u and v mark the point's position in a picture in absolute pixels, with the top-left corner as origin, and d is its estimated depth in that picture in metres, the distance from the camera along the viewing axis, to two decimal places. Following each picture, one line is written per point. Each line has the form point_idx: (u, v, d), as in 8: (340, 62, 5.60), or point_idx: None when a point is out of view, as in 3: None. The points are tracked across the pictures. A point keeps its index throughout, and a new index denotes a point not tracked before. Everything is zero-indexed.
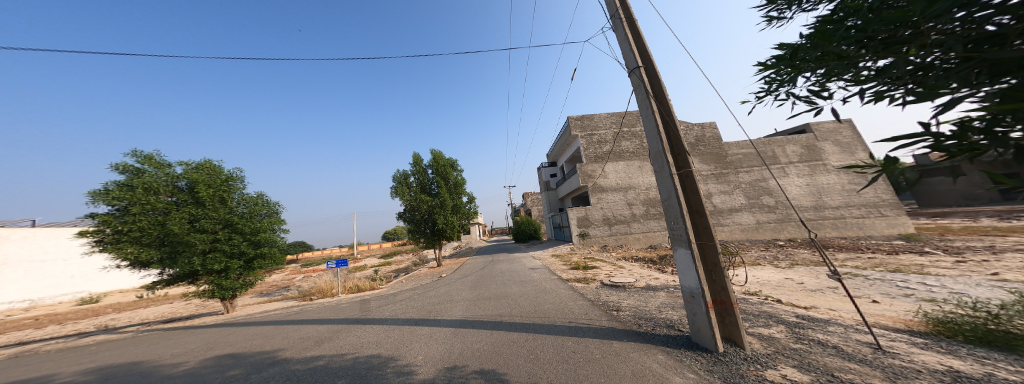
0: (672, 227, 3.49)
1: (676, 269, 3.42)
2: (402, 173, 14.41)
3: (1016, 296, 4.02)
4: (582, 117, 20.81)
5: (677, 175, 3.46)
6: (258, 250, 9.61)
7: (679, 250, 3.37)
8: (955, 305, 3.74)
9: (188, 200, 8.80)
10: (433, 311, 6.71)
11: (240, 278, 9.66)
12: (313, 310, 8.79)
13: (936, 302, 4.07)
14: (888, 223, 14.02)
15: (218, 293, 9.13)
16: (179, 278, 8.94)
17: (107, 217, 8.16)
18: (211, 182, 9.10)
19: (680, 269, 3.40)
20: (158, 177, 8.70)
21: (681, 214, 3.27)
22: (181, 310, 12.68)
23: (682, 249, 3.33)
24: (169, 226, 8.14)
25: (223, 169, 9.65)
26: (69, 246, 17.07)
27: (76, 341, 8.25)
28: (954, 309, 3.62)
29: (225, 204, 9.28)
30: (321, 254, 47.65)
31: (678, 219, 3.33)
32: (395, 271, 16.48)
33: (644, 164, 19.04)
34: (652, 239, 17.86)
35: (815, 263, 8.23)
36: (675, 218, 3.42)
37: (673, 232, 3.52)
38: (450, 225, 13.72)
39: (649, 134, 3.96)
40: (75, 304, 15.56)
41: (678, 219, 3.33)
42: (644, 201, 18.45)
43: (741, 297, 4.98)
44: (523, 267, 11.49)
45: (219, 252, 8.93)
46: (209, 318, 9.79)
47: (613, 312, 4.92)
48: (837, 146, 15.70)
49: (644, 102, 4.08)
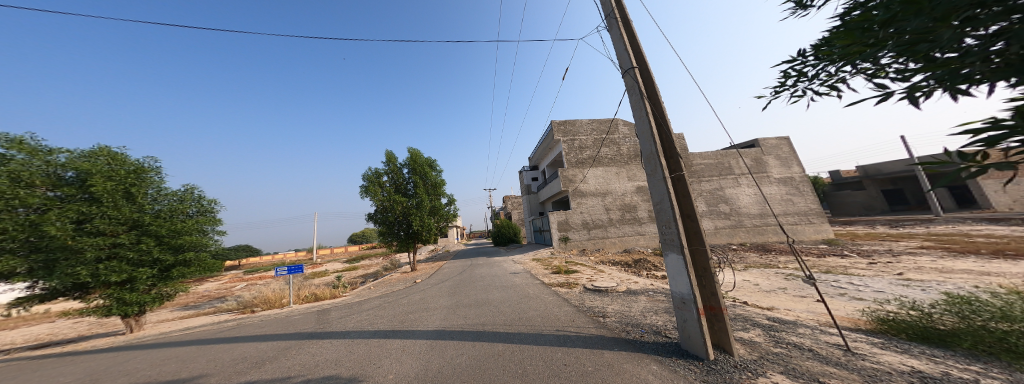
0: (664, 231, 3.52)
1: (667, 274, 3.48)
2: (374, 171, 13.38)
3: (943, 297, 4.66)
4: (565, 123, 21.27)
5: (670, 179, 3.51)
6: (178, 257, 8.22)
7: (671, 255, 3.42)
8: (893, 305, 4.26)
9: (78, 196, 7.22)
10: (406, 321, 6.21)
11: (153, 290, 8.19)
12: (254, 325, 7.67)
13: (879, 301, 4.62)
14: (815, 229, 16.21)
15: (117, 310, 7.61)
16: (56, 294, 7.31)
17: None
18: (113, 173, 7.57)
19: (671, 276, 3.45)
20: (33, 166, 7.02)
21: (675, 218, 3.31)
22: (68, 331, 10.22)
23: (674, 254, 3.38)
24: (45, 227, 6.55)
25: (129, 158, 8.12)
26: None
27: None
28: (892, 308, 4.13)
29: (134, 201, 7.80)
30: (270, 258, 43.03)
31: (671, 224, 3.38)
32: (360, 277, 15.31)
33: (622, 170, 19.94)
34: (627, 243, 18.71)
35: (766, 265, 9.17)
36: (668, 222, 3.45)
37: (664, 237, 3.57)
38: (427, 227, 13.02)
39: (642, 135, 4.01)
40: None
41: (671, 224, 3.37)
42: (620, 206, 19.29)
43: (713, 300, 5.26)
44: (500, 271, 11.30)
45: (118, 260, 7.42)
46: (105, 340, 8.03)
47: (599, 319, 4.90)
48: (778, 160, 17.82)
49: (638, 103, 4.12)
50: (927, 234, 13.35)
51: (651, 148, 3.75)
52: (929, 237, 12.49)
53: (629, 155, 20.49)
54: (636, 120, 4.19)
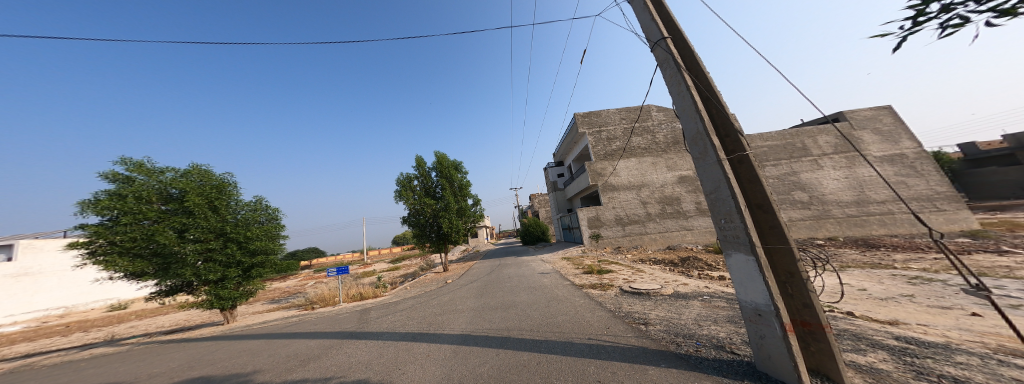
0: (724, 227, 2.67)
1: (732, 279, 2.63)
2: (405, 176, 13.84)
3: None
4: (589, 114, 20.06)
5: (729, 161, 2.67)
6: (255, 259, 9.29)
7: (735, 255, 2.57)
8: None
9: (180, 210, 8.44)
10: (434, 324, 6.02)
11: (240, 287, 9.33)
12: (309, 322, 8.22)
13: None
14: (944, 219, 12.65)
15: (218, 303, 8.74)
16: (174, 290, 8.55)
17: (99, 228, 7.83)
18: (203, 189, 8.77)
19: (738, 280, 2.59)
20: (149, 185, 8.37)
21: (739, 209, 2.46)
22: (199, 317, 12.34)
23: (740, 254, 2.52)
24: (157, 236, 7.75)
25: (215, 175, 9.34)
26: (63, 260, 17.10)
27: (79, 353, 7.81)
28: None
29: (219, 212, 8.94)
30: (334, 260, 47.87)
31: (733, 216, 2.53)
32: (402, 276, 15.98)
33: (658, 160, 18.09)
34: (670, 239, 16.72)
35: (869, 265, 7.23)
36: (728, 215, 2.60)
37: (723, 233, 2.73)
38: (456, 228, 13.08)
39: (684, 114, 3.20)
40: (104, 311, 16.23)
41: (734, 216, 2.52)
42: (660, 199, 17.38)
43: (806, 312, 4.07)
44: (530, 271, 10.74)
45: (214, 262, 8.59)
46: (207, 329, 9.36)
47: (640, 327, 4.09)
48: (874, 135, 14.42)
49: (675, 77, 3.31)
50: None
51: (697, 126, 2.94)
52: None
53: (667, 142, 18.53)
54: (673, 97, 3.39)
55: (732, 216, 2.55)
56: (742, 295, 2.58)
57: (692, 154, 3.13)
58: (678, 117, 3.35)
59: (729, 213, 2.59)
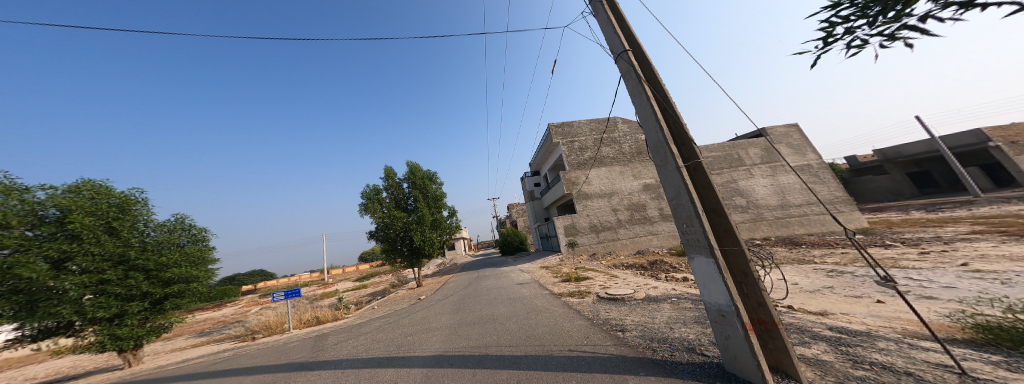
0: (686, 231, 2.81)
1: (697, 282, 2.77)
2: (373, 188, 12.90)
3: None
4: (562, 125, 20.84)
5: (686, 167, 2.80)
6: (167, 289, 8.29)
7: (698, 258, 2.70)
8: (993, 307, 3.63)
9: (58, 234, 7.16)
10: (403, 346, 5.61)
11: (146, 323, 8.19)
12: (250, 354, 7.19)
13: (968, 301, 4.05)
14: (847, 218, 15.16)
15: (111, 345, 7.52)
16: (47, 333, 7.10)
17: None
18: (95, 208, 7.62)
19: (702, 283, 2.72)
20: (8, 205, 6.87)
21: (697, 214, 2.59)
22: (90, 361, 9.63)
23: (702, 258, 2.66)
24: (19, 269, 6.37)
25: (112, 192, 8.18)
26: None
27: None
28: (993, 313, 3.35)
29: (119, 236, 7.87)
30: (285, 281, 43.10)
31: (693, 221, 2.65)
32: (369, 295, 14.87)
33: (625, 169, 19.21)
34: (640, 244, 17.74)
35: (798, 261, 8.34)
36: (689, 220, 2.73)
37: (687, 236, 2.87)
38: (429, 241, 12.51)
39: (645, 123, 3.37)
40: None
41: (693, 220, 2.65)
42: (627, 206, 18.45)
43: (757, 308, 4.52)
44: (509, 282, 10.64)
45: (109, 296, 7.46)
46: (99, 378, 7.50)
47: (618, 334, 4.28)
48: (794, 148, 16.91)
49: (636, 88, 3.49)
50: (973, 217, 12.17)
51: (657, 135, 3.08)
52: (976, 220, 11.36)
53: (632, 153, 19.81)
54: (636, 107, 3.56)
55: (692, 221, 2.67)
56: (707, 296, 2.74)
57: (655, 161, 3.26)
58: (641, 125, 3.50)
59: (690, 218, 2.71)
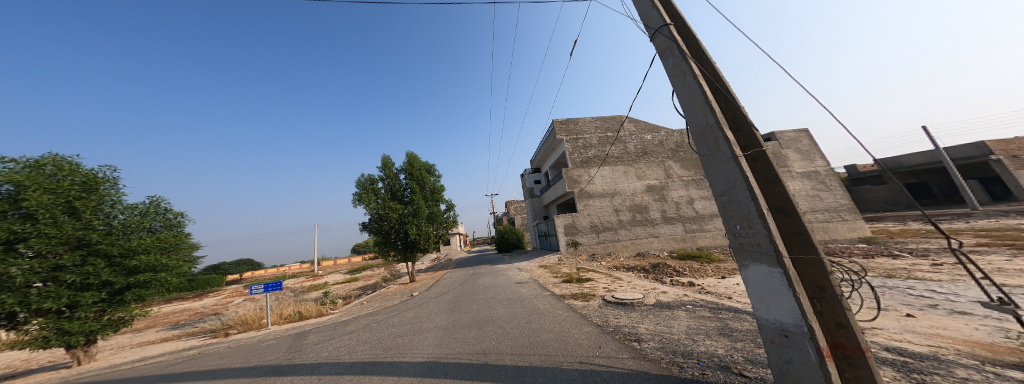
0: (740, 235, 2.42)
1: (750, 294, 2.39)
2: (368, 177, 12.24)
3: None
4: (567, 121, 20.52)
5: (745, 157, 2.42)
6: (131, 279, 7.63)
7: (755, 267, 2.31)
8: None
9: (11, 213, 6.56)
10: (391, 350, 5.12)
11: (103, 315, 7.59)
12: (216, 354, 6.63)
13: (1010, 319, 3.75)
14: (849, 227, 15.04)
15: (57, 340, 6.88)
16: None
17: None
18: (55, 185, 6.96)
19: (758, 295, 2.33)
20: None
21: (759, 213, 2.21)
22: (48, 355, 8.95)
23: (761, 266, 2.27)
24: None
25: (81, 169, 7.57)
26: None
27: None
28: None
29: (80, 217, 7.20)
30: (273, 272, 41.96)
31: (755, 222, 2.26)
32: (359, 289, 14.32)
33: (629, 169, 18.90)
34: (641, 246, 17.52)
35: None
36: (746, 220, 2.33)
37: (738, 240, 2.48)
38: (425, 235, 11.99)
39: (687, 106, 3.00)
40: None
41: (754, 220, 2.25)
42: (630, 207, 18.16)
43: None
44: (507, 281, 10.21)
45: (59, 285, 6.80)
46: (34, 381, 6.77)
47: (634, 345, 3.86)
48: (799, 154, 16.80)
49: (678, 66, 3.11)
50: (974, 229, 12.17)
51: (705, 118, 2.71)
52: (979, 233, 11.33)
53: (637, 153, 19.54)
54: (676, 88, 3.17)
55: (751, 222, 2.28)
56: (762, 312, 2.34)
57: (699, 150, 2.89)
58: (681, 109, 3.12)
59: (747, 218, 2.32)
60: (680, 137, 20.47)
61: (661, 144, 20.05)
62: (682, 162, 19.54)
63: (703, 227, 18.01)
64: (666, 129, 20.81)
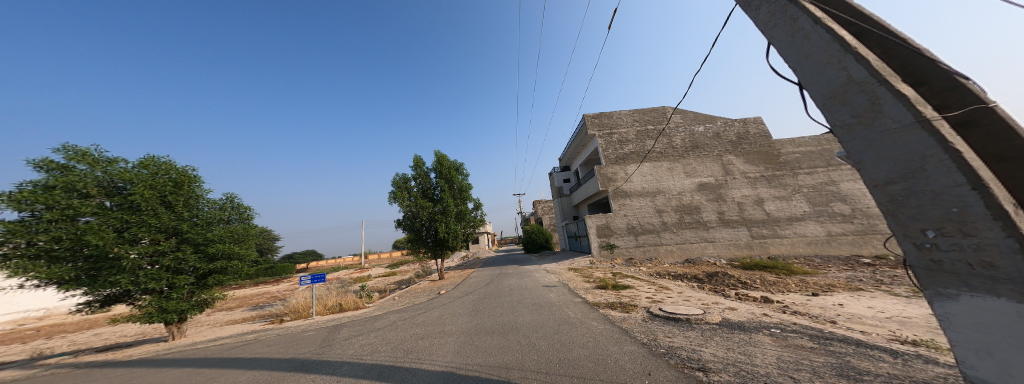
0: (934, 246, 1.64)
1: (963, 339, 1.60)
2: (402, 176, 12.56)
3: None
4: (600, 115, 19.22)
5: (942, 122, 1.67)
6: (212, 265, 8.57)
7: (971, 299, 1.54)
8: None
9: (126, 206, 7.63)
10: (411, 353, 4.74)
11: (192, 297, 8.56)
12: (265, 341, 6.93)
13: None
14: None
15: (158, 317, 7.84)
16: (111, 299, 7.71)
17: (15, 227, 6.69)
18: (155, 181, 8.00)
19: (979, 343, 1.55)
20: (92, 175, 7.44)
21: (996, 215, 1.43)
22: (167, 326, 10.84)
23: (990, 301, 1.48)
24: (91, 235, 6.89)
25: (173, 168, 8.61)
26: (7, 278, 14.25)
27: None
28: None
29: (174, 210, 8.24)
30: (328, 263, 46.37)
31: (982, 229, 1.48)
32: (394, 284, 14.76)
33: (675, 165, 16.81)
34: (689, 251, 15.36)
35: None
36: (953, 222, 1.56)
37: (927, 253, 1.70)
38: (454, 234, 11.90)
39: (802, 61, 2.34)
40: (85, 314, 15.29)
41: (979, 225, 1.48)
42: (677, 207, 16.08)
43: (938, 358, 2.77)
44: (534, 283, 9.48)
45: (161, 268, 7.79)
46: (138, 351, 7.62)
47: (697, 376, 2.86)
48: None
49: (783, 13, 2.50)
50: None
51: (841, 74, 2.05)
52: None
53: (685, 147, 17.36)
54: (778, 41, 2.54)
55: (968, 228, 1.52)
56: (970, 360, 1.60)
57: (831, 122, 2.19)
58: (791, 67, 2.46)
59: (959, 222, 1.54)
60: (740, 127, 17.73)
61: (716, 137, 17.53)
62: (745, 156, 16.81)
63: (777, 233, 15.11)
64: (722, 119, 18.22)
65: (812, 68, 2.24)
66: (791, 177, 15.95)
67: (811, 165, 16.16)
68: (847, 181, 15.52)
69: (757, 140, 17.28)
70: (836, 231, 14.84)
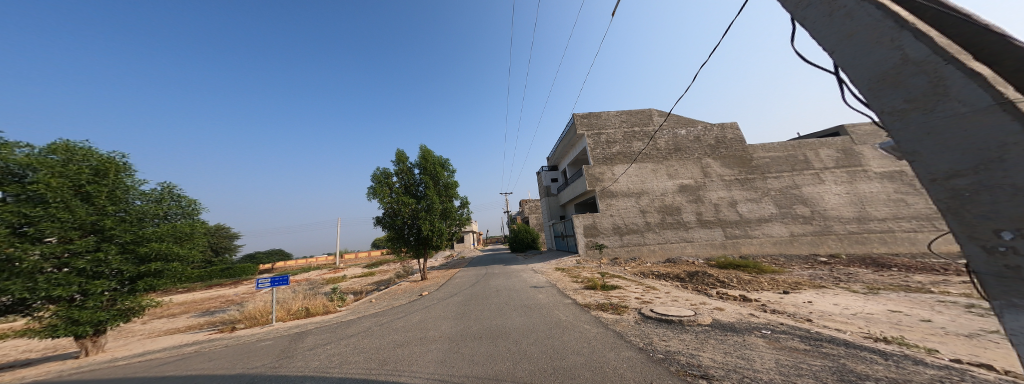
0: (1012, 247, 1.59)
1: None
2: (383, 171, 11.81)
3: None
4: (589, 115, 19.41)
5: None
6: (142, 268, 7.48)
7: None
8: None
9: (24, 197, 6.45)
10: (389, 364, 4.31)
11: (115, 305, 7.43)
12: (209, 355, 6.15)
13: None
14: None
15: (65, 330, 6.71)
16: (1, 310, 6.45)
17: None
18: (67, 169, 6.81)
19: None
20: None
21: None
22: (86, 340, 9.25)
23: None
24: None
25: (96, 153, 7.43)
26: None
27: None
28: None
29: (94, 203, 7.08)
30: (298, 262, 43.74)
31: None
32: (373, 284, 13.97)
33: (658, 167, 17.37)
34: (670, 251, 15.97)
35: (906, 288, 6.45)
36: None
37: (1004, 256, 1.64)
38: (438, 232, 11.37)
39: (849, 45, 2.27)
40: None
41: None
42: (659, 208, 16.64)
43: (925, 360, 2.87)
44: (520, 284, 9.29)
45: (71, 272, 6.67)
46: (34, 372, 6.45)
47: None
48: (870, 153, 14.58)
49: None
50: None
51: (894, 54, 1.99)
52: None
53: (668, 150, 18.01)
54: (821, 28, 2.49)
55: None
56: None
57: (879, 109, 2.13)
58: (834, 55, 2.41)
59: None
60: (719, 131, 18.74)
61: (696, 140, 18.39)
62: (722, 159, 17.78)
63: (748, 233, 16.14)
64: (703, 124, 19.12)
65: (859, 49, 2.18)
66: (762, 180, 17.10)
67: (778, 170, 17.38)
68: (810, 185, 16.97)
69: (733, 145, 18.32)
70: (798, 232, 16.09)
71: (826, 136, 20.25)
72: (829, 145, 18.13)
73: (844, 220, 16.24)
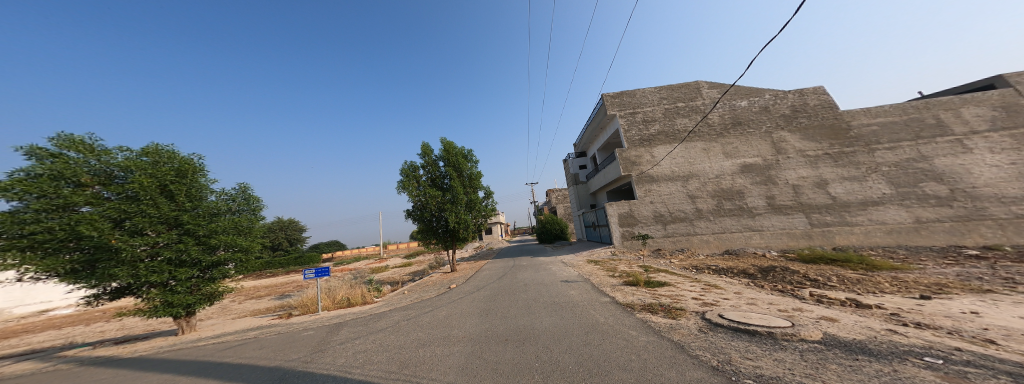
0: None
1: None
2: (410, 165, 11.74)
3: None
4: (620, 94, 17.48)
5: None
6: (215, 257, 8.20)
7: None
8: None
9: (123, 195, 7.28)
10: (411, 367, 3.82)
11: (199, 289, 8.26)
12: (261, 342, 6.41)
13: None
14: None
15: (163, 311, 7.60)
16: (117, 293, 7.46)
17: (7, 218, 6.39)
18: (156, 170, 7.61)
19: None
20: (85, 164, 7.11)
21: None
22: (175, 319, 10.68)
23: None
24: (84, 225, 6.56)
25: (176, 156, 8.23)
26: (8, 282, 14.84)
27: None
28: None
29: (176, 200, 7.84)
30: (350, 253, 47.87)
31: None
32: (408, 275, 14.26)
33: (711, 146, 15.04)
34: (727, 241, 13.70)
35: None
36: None
37: None
38: (464, 224, 11.03)
39: None
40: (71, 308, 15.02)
41: None
42: (714, 192, 14.35)
43: None
44: (551, 277, 8.43)
45: (163, 260, 7.47)
46: (144, 346, 7.41)
47: None
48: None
49: None
50: None
51: None
52: None
53: (724, 125, 15.40)
54: None
55: None
56: None
57: None
58: None
59: None
60: (796, 98, 15.55)
61: (762, 111, 15.46)
62: (804, 131, 14.69)
63: (845, 220, 13.08)
64: (772, 92, 16.05)
65: None
66: (867, 153, 13.80)
67: (892, 138, 13.89)
68: (946, 155, 13.26)
69: (819, 112, 15.03)
70: (927, 217, 12.58)
71: (971, 91, 15.67)
72: (979, 101, 13.99)
73: (1006, 200, 12.29)
